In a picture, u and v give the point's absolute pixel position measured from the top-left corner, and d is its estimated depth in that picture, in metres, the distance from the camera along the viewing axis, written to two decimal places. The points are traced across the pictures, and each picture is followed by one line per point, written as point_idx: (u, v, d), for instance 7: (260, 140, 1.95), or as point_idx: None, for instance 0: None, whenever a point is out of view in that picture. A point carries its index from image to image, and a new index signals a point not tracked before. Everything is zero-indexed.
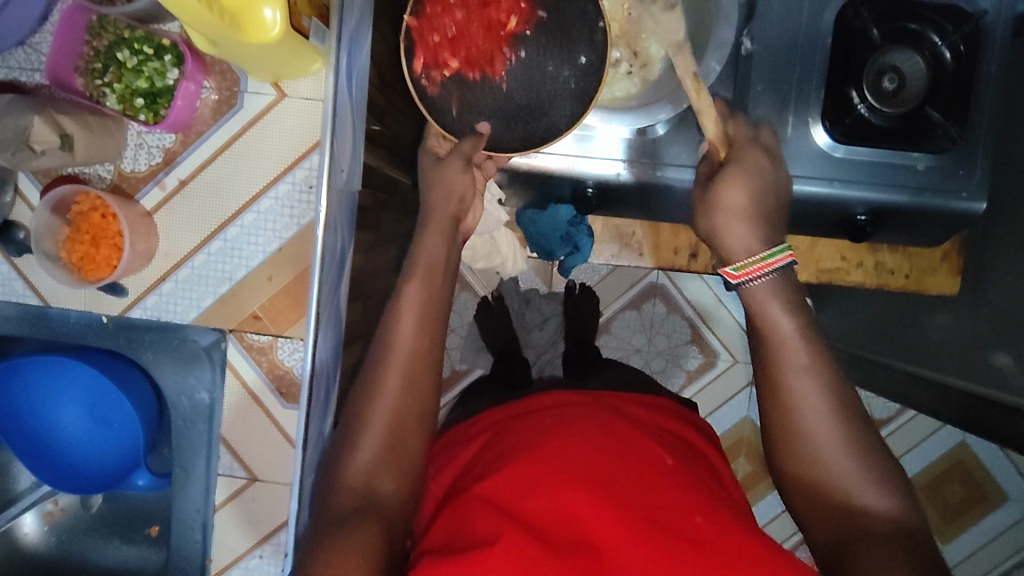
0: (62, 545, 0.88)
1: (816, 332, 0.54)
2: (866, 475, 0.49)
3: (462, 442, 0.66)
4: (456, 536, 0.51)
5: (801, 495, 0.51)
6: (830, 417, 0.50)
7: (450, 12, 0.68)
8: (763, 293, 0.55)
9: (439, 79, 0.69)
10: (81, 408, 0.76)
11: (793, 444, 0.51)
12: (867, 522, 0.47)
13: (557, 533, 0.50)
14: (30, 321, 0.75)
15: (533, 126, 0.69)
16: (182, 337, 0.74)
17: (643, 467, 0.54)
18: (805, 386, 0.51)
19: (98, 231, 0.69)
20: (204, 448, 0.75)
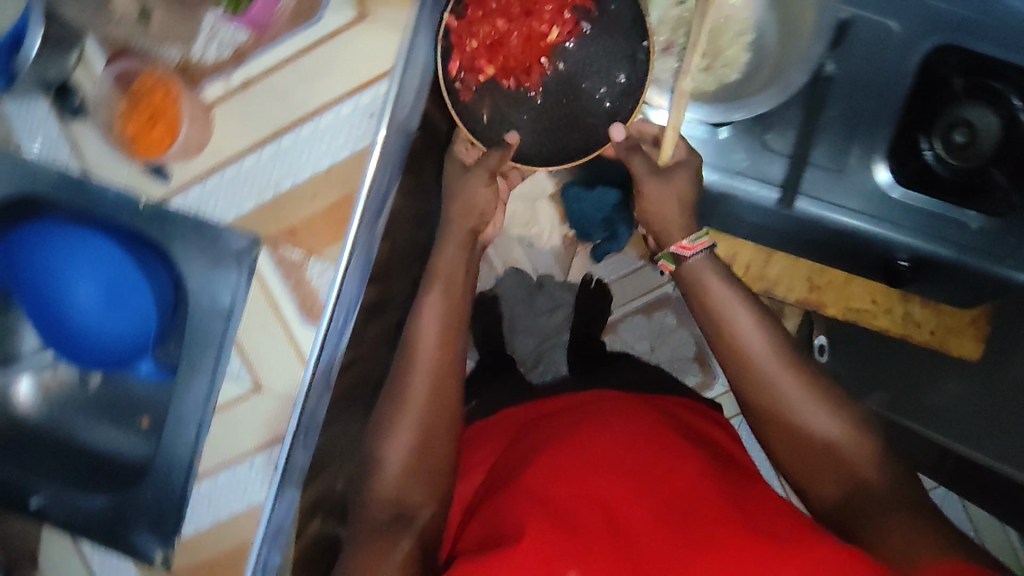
0: (52, 416, 0.88)
1: (768, 325, 0.67)
2: (838, 426, 0.63)
3: (488, 441, 0.80)
4: (499, 526, 0.60)
5: (799, 467, 0.65)
6: (796, 390, 0.64)
7: (492, 20, 0.75)
8: (702, 268, 0.70)
9: (474, 85, 0.77)
10: (98, 283, 0.78)
11: (779, 423, 0.65)
12: (860, 478, 0.61)
13: (588, 515, 0.59)
14: (68, 187, 0.74)
15: (563, 141, 0.79)
16: (215, 234, 0.73)
17: (658, 462, 0.63)
18: (769, 369, 0.65)
19: (157, 110, 0.69)
20: (216, 348, 0.75)
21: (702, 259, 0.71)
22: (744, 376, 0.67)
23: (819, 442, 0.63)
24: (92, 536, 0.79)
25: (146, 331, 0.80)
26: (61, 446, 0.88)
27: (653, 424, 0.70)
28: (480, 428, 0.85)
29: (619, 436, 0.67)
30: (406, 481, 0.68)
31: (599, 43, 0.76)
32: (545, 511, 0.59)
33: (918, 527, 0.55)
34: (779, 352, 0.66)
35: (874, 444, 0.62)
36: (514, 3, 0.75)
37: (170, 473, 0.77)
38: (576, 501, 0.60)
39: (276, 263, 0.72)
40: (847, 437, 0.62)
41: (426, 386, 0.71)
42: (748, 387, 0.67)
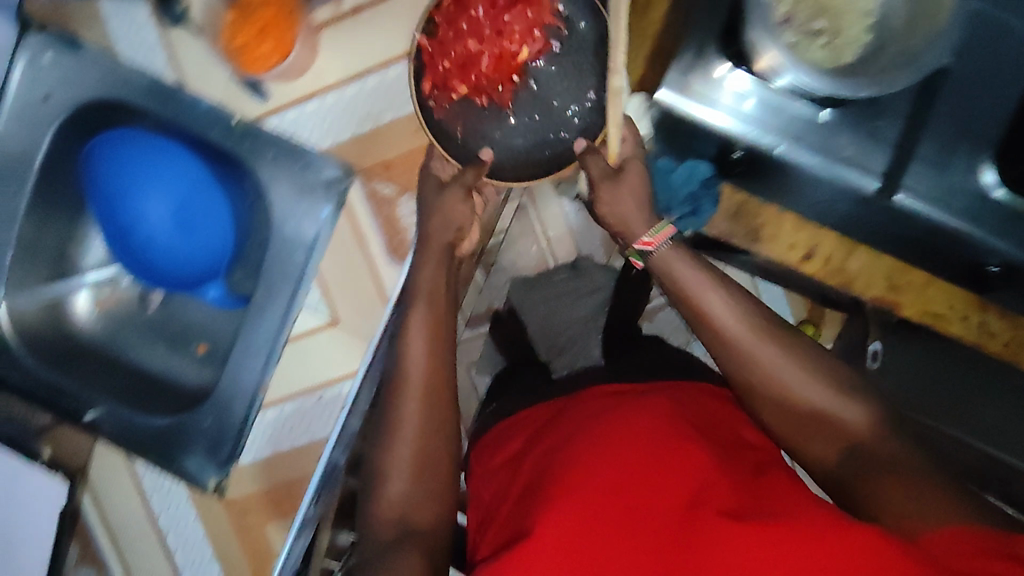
0: (109, 334, 0.86)
1: (740, 303, 0.62)
2: (834, 395, 0.58)
3: (505, 436, 0.74)
4: (520, 533, 0.57)
5: (813, 450, 0.59)
6: (776, 361, 0.59)
7: (464, 40, 0.69)
8: (674, 255, 0.64)
9: (448, 102, 0.71)
10: (168, 204, 0.77)
11: (778, 409, 0.60)
12: (863, 445, 0.56)
13: (602, 505, 0.55)
14: (161, 98, 0.72)
15: (537, 157, 0.74)
16: (307, 162, 0.71)
17: (639, 451, 0.58)
18: (746, 345, 0.60)
19: (268, 24, 0.65)
20: (294, 277, 0.74)
21: (675, 248, 0.65)
22: (723, 355, 0.61)
23: (805, 411, 0.59)
24: (149, 457, 0.77)
25: (213, 255, 0.79)
26: (113, 362, 0.85)
27: (664, 409, 0.64)
28: (499, 425, 0.77)
29: (617, 423, 0.62)
30: (409, 495, 0.60)
31: (570, 61, 0.72)
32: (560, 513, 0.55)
33: (923, 493, 0.51)
34: (757, 325, 0.61)
35: (869, 405, 0.57)
36: (485, 21, 0.69)
37: (234, 402, 0.76)
38: (582, 494, 0.55)
39: (367, 196, 0.70)
40: (836, 401, 0.58)
41: (423, 411, 0.62)
42: (730, 368, 0.61)
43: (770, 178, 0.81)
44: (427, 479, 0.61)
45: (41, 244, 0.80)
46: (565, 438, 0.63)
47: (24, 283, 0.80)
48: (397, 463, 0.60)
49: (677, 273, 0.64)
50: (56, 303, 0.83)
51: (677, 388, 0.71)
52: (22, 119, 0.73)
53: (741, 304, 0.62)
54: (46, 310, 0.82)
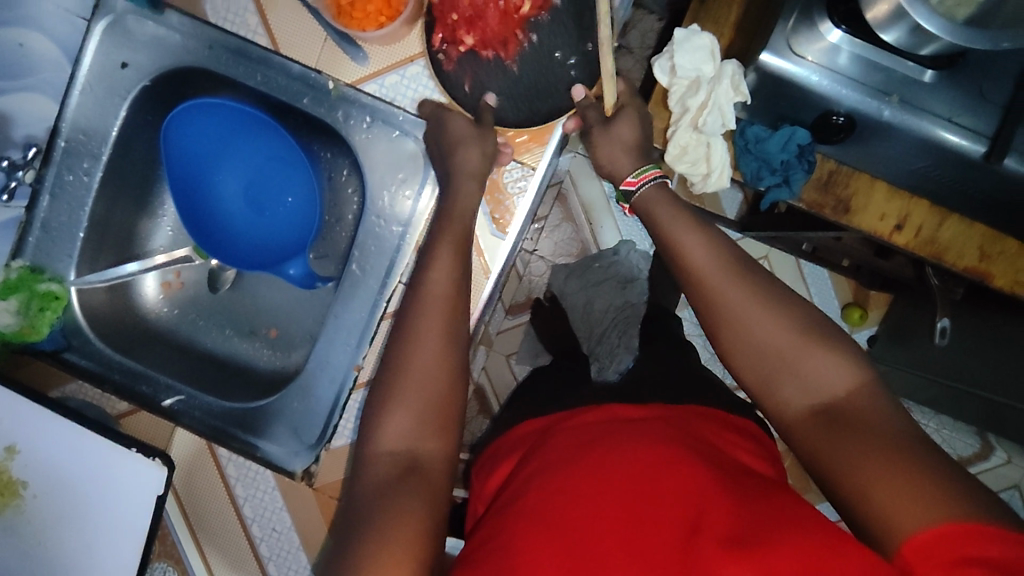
0: (181, 320, 0.82)
1: (721, 245, 0.57)
2: (816, 347, 0.51)
3: (495, 451, 0.64)
4: (483, 548, 0.48)
5: (804, 431, 0.50)
6: (751, 306, 0.53)
7: None
8: (655, 196, 0.61)
9: (456, 57, 0.65)
10: (241, 177, 0.75)
11: (761, 366, 0.53)
12: (853, 416, 0.48)
13: (569, 513, 0.46)
14: (244, 61, 0.68)
15: (538, 105, 0.66)
16: (405, 127, 0.67)
17: (628, 450, 0.50)
18: (719, 289, 0.55)
19: None
20: (390, 250, 0.70)
21: (657, 188, 0.62)
22: (701, 304, 0.56)
23: (779, 363, 0.52)
24: (228, 443, 0.73)
25: (290, 233, 0.75)
26: (182, 345, 0.81)
27: (668, 423, 0.55)
28: (500, 439, 0.66)
29: (611, 434, 0.53)
30: (410, 440, 0.53)
31: (568, 16, 0.65)
32: (524, 523, 0.47)
33: (908, 473, 0.43)
34: (737, 271, 0.55)
35: (863, 377, 0.50)
36: None
37: (319, 379, 0.71)
38: (549, 503, 0.47)
39: None
40: (812, 357, 0.51)
41: (438, 349, 0.56)
42: (709, 320, 0.56)
43: (873, 147, 0.81)
44: (442, 431, 0.54)
45: (112, 221, 0.75)
46: (548, 445, 0.55)
47: (93, 262, 0.75)
48: (408, 412, 0.53)
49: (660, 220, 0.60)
50: (125, 288, 0.79)
51: (702, 411, 0.60)
52: (98, 88, 0.70)
53: (724, 247, 0.57)
54: (115, 291, 0.78)
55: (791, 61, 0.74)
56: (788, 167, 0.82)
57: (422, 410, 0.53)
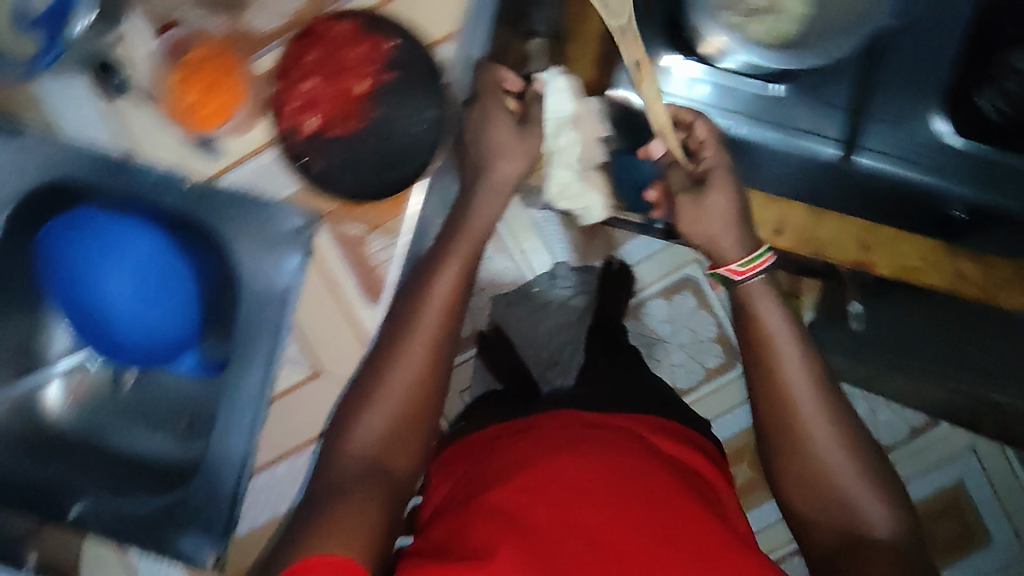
0: (84, 421, 0.82)
1: (825, 383, 0.67)
2: (882, 498, 0.64)
3: (469, 451, 0.74)
4: (458, 538, 0.56)
5: (811, 507, 0.66)
6: (831, 442, 0.65)
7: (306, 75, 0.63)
8: (758, 289, 0.69)
9: (305, 138, 0.64)
10: (127, 275, 0.73)
11: (814, 476, 0.65)
12: (867, 532, 0.63)
13: (542, 512, 0.57)
14: (106, 170, 0.70)
15: (394, 175, 0.66)
16: (268, 211, 0.69)
17: (623, 491, 0.59)
18: (805, 422, 0.65)
19: (217, 77, 0.62)
20: (272, 332, 0.72)
21: (759, 282, 0.70)
22: (783, 416, 0.66)
23: (840, 488, 0.64)
24: (144, 542, 0.74)
25: (177, 327, 0.76)
26: (88, 451, 0.82)
27: (638, 450, 0.66)
28: (457, 446, 0.78)
29: (571, 448, 0.64)
30: (383, 442, 0.62)
31: (412, 87, 0.65)
32: (497, 519, 0.56)
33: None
34: (822, 403, 0.66)
35: (898, 524, 0.63)
36: (322, 57, 0.63)
37: (222, 470, 0.73)
38: (525, 508, 0.57)
39: (336, 239, 0.68)
40: (868, 501, 0.63)
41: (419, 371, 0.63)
42: (770, 434, 0.68)
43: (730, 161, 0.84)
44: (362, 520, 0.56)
45: (10, 328, 0.77)
46: (519, 452, 0.66)
47: None
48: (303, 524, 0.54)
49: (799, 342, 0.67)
50: (26, 401, 0.80)
51: (647, 421, 0.78)
52: None
53: (822, 377, 0.67)
54: (11, 410, 0.78)
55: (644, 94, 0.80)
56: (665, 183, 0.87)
57: (402, 416, 0.63)
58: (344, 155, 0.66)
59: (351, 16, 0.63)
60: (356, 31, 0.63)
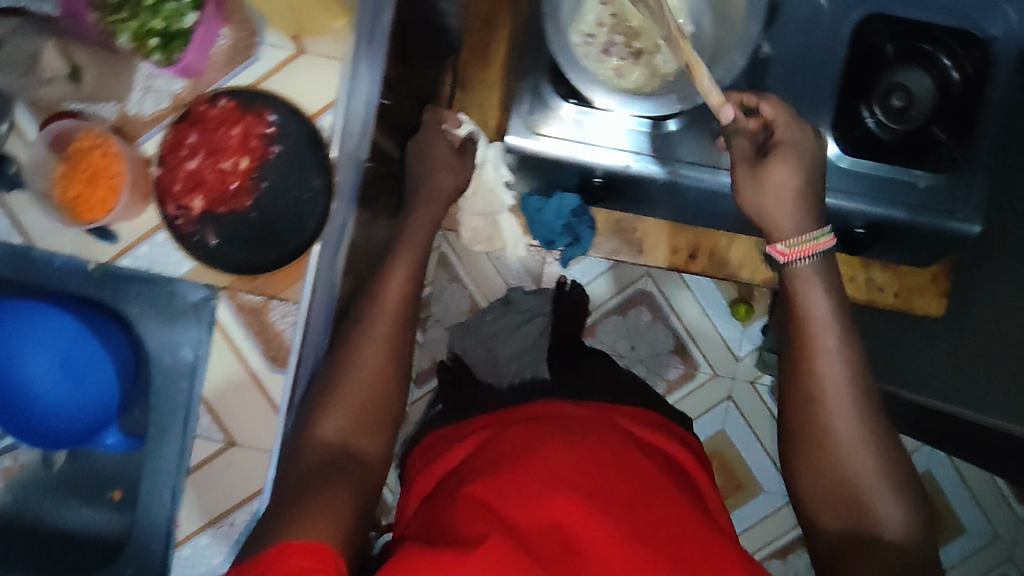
0: (19, 503, 0.85)
1: (863, 376, 0.63)
2: (897, 496, 0.60)
3: (453, 440, 0.77)
4: (446, 529, 0.59)
5: (823, 503, 0.62)
6: (859, 440, 0.61)
7: (184, 159, 0.64)
8: (806, 273, 0.64)
9: (194, 217, 0.65)
10: (51, 359, 0.74)
11: (835, 466, 0.61)
12: (877, 529, 0.59)
13: (537, 509, 0.59)
14: (13, 261, 0.71)
15: (285, 245, 0.67)
16: (170, 291, 0.71)
17: (616, 484, 0.62)
18: (832, 413, 0.62)
19: (97, 169, 0.64)
20: (183, 405, 0.74)
21: (808, 265, 0.64)
22: (805, 397, 0.63)
23: (847, 485, 0.61)
24: None
25: (108, 399, 0.76)
26: (30, 529, 0.85)
27: (620, 447, 0.68)
28: (439, 432, 0.82)
29: (552, 440, 0.67)
30: (348, 429, 0.66)
31: (291, 156, 0.66)
32: (482, 514, 0.59)
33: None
34: (857, 399, 0.62)
35: (913, 526, 0.59)
36: (201, 141, 0.64)
37: (152, 538, 0.76)
38: (518, 503, 0.59)
39: (235, 309, 0.70)
40: (885, 501, 0.60)
41: (382, 361, 0.71)
42: (798, 409, 0.64)
43: (626, 199, 0.87)
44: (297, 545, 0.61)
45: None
46: (502, 445, 0.68)
47: None
48: None
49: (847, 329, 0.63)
50: None
51: (642, 422, 0.78)
52: None
53: (867, 379, 0.63)
54: None
55: (541, 141, 0.78)
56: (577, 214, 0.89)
57: (362, 408, 0.68)
58: (237, 226, 0.66)
59: (226, 96, 0.64)
60: (233, 110, 0.64)
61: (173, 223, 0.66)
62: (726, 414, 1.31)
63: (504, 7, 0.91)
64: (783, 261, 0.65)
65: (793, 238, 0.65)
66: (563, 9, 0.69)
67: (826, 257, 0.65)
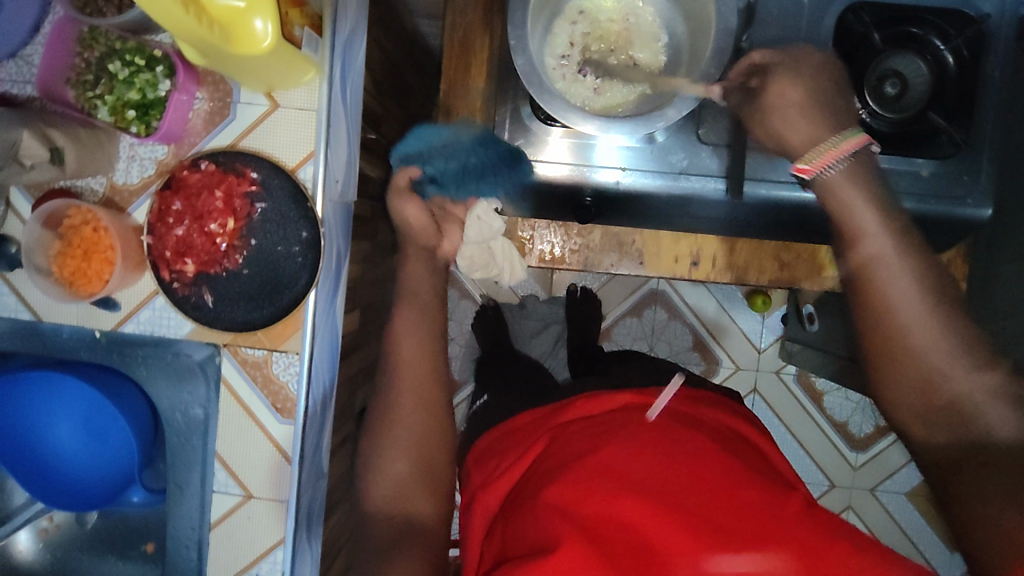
0: (56, 562, 0.85)
1: (931, 272, 0.52)
2: (1006, 399, 0.49)
3: (512, 439, 0.66)
4: (527, 538, 0.52)
5: (923, 427, 0.52)
6: (945, 346, 0.50)
7: (171, 226, 0.65)
8: (839, 183, 0.55)
9: (189, 278, 0.66)
10: (75, 425, 0.74)
11: (925, 383, 0.51)
12: (992, 444, 0.48)
13: (599, 502, 0.51)
14: (25, 335, 0.74)
15: (279, 300, 0.67)
16: (173, 351, 0.73)
17: (692, 465, 0.53)
18: (908, 322, 0.51)
19: (89, 245, 0.65)
20: (199, 464, 0.75)
21: (840, 172, 0.56)
22: (872, 315, 0.53)
23: (948, 400, 0.50)
24: None
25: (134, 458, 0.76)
26: None
27: (676, 425, 0.58)
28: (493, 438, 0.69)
29: (618, 432, 0.57)
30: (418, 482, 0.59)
31: (276, 211, 0.66)
32: (561, 515, 0.51)
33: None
34: (933, 304, 0.51)
35: None
36: (185, 208, 0.65)
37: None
38: (583, 497, 0.52)
39: (239, 365, 0.72)
40: (993, 408, 0.49)
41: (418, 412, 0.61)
42: (869, 331, 0.53)
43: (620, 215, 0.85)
44: None
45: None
46: (556, 448, 0.59)
47: None
48: None
49: (872, 262, 0.53)
50: None
51: (704, 396, 0.69)
52: None
53: (938, 275, 0.52)
54: None
55: (540, 165, 0.77)
56: (484, 154, 0.75)
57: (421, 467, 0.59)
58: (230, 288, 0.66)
59: (207, 159, 0.65)
60: (214, 173, 0.65)
61: (169, 289, 0.66)
62: (753, 407, 1.27)
63: (480, 27, 0.84)
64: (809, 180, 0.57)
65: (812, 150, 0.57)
66: (528, 43, 0.66)
67: (860, 159, 0.56)
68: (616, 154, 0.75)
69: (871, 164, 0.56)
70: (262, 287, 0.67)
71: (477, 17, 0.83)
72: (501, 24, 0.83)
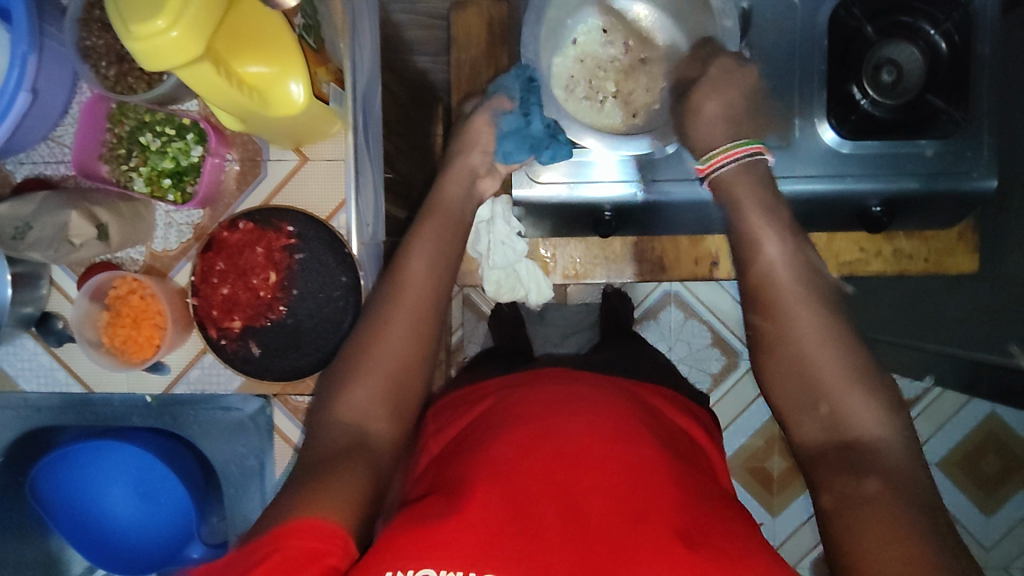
0: None
1: (804, 259, 0.59)
2: (856, 383, 0.53)
3: (464, 402, 0.67)
4: (449, 491, 0.52)
5: (796, 405, 0.56)
6: (818, 328, 0.55)
7: (217, 285, 0.67)
8: (732, 178, 0.61)
9: (237, 334, 0.68)
10: (128, 488, 0.76)
11: (794, 355, 0.55)
12: (860, 439, 0.52)
13: (532, 466, 0.52)
14: (74, 408, 0.76)
15: (328, 343, 0.68)
16: (222, 405, 0.75)
17: (625, 444, 0.55)
18: (787, 295, 0.57)
19: (138, 312, 0.67)
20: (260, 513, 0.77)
21: (733, 169, 0.62)
22: (757, 289, 0.58)
23: (817, 385, 0.54)
24: None
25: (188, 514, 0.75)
26: None
27: (623, 407, 0.60)
28: (453, 396, 0.70)
29: (567, 404, 0.58)
30: None
31: (315, 260, 0.68)
32: (494, 472, 0.52)
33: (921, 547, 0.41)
34: (804, 288, 0.57)
35: (893, 429, 0.52)
36: (228, 266, 0.67)
37: None
38: (516, 461, 0.52)
39: (290, 412, 0.76)
40: (854, 398, 0.53)
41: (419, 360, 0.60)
42: (758, 305, 0.58)
43: (640, 228, 0.88)
44: None
45: (22, 557, 0.80)
46: (499, 413, 0.59)
47: None
48: None
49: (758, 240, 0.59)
50: None
51: (640, 386, 0.70)
52: None
53: (813, 272, 0.59)
54: None
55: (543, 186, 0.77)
56: (524, 94, 0.76)
57: None
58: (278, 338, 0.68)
59: (244, 218, 0.67)
60: (253, 231, 0.67)
61: (218, 346, 0.68)
62: None
63: (485, 60, 0.87)
64: (705, 178, 0.64)
65: (713, 150, 0.63)
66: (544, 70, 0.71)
67: (752, 165, 0.62)
68: (616, 168, 0.75)
69: (760, 169, 0.62)
70: (309, 335, 0.68)
71: (481, 51, 0.87)
72: (504, 54, 0.86)
